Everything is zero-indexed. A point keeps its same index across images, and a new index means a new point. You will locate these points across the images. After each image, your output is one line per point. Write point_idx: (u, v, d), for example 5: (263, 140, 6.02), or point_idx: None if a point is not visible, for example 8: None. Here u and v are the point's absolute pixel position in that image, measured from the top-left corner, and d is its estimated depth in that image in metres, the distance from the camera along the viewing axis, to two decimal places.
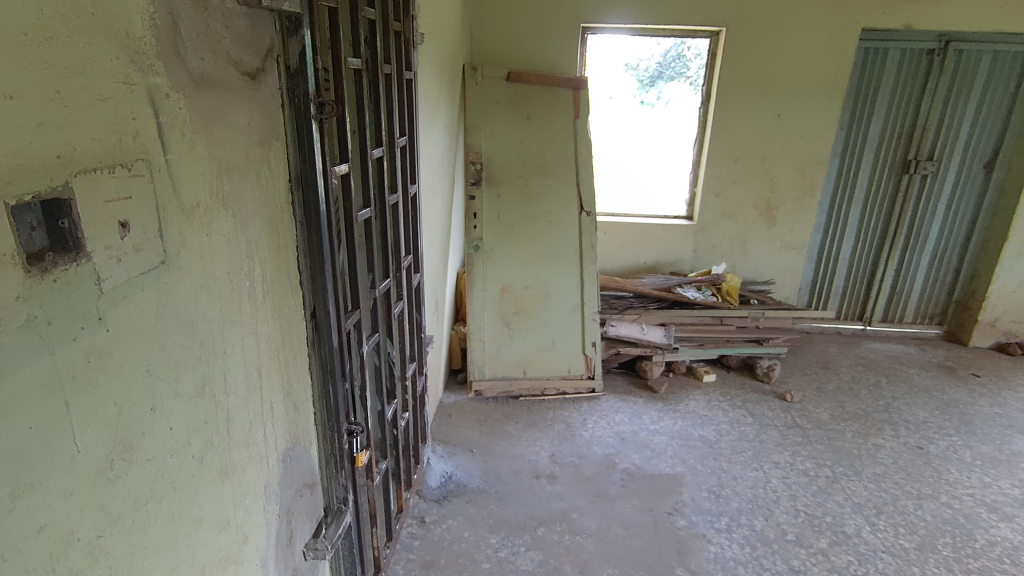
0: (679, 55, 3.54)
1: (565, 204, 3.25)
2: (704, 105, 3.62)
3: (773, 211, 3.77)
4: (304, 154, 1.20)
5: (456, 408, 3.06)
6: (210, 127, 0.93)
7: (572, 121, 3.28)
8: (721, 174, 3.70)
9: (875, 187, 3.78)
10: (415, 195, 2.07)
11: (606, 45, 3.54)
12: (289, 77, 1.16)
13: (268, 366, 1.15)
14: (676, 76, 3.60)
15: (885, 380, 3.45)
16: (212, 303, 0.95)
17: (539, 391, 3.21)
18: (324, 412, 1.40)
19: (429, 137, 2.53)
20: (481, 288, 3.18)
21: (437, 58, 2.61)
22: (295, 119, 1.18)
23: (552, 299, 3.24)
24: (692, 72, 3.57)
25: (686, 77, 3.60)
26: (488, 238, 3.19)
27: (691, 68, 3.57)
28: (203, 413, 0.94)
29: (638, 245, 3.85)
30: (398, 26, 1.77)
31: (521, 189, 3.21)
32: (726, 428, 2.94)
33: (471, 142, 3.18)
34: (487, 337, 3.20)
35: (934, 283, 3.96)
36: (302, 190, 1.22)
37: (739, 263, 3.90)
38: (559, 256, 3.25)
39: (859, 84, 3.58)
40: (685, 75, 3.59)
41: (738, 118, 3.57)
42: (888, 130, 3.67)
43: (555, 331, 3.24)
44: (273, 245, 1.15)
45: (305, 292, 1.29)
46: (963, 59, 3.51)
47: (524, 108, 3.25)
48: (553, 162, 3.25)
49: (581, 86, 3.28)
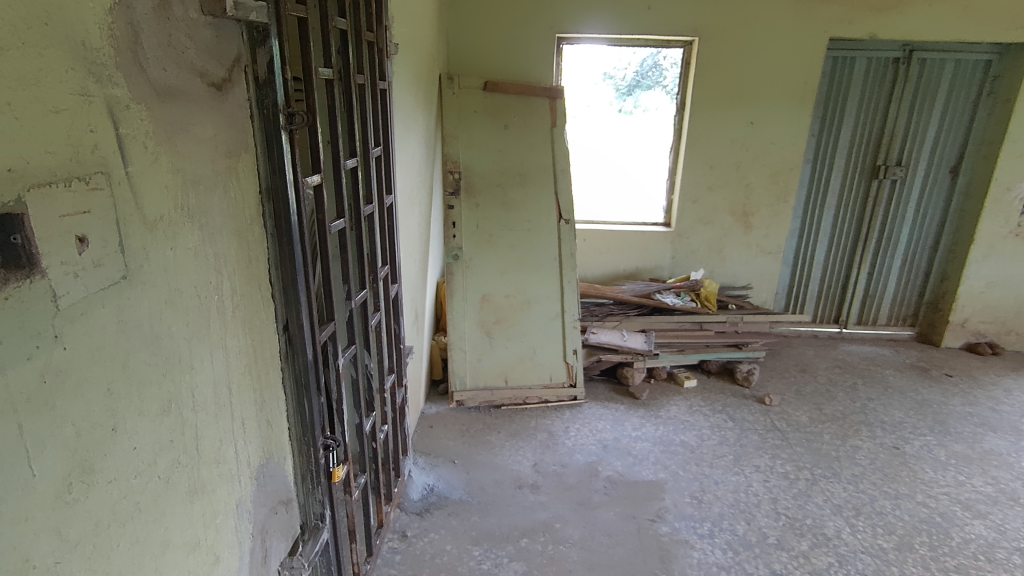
0: (655, 64, 3.60)
1: (544, 212, 3.26)
2: (680, 114, 3.67)
3: (749, 216, 3.83)
4: (274, 166, 1.19)
5: (437, 419, 3.03)
6: (174, 138, 0.91)
7: (549, 130, 3.30)
8: (698, 180, 3.74)
9: (847, 192, 3.86)
10: (391, 206, 2.05)
11: (583, 54, 3.57)
12: (258, 88, 1.14)
13: (239, 381, 1.13)
14: (653, 85, 3.65)
15: (861, 381, 3.51)
16: (178, 319, 0.93)
17: (521, 400, 3.20)
18: (298, 427, 1.37)
19: (406, 147, 2.52)
20: (461, 297, 3.16)
21: (413, 68, 2.61)
22: (265, 130, 1.17)
23: (532, 307, 3.24)
24: (668, 81, 3.63)
25: (663, 86, 3.65)
26: (467, 247, 3.18)
27: (667, 77, 3.62)
28: (169, 432, 0.91)
29: (617, 252, 3.88)
30: (371, 36, 1.76)
31: (499, 198, 3.22)
32: (708, 433, 2.96)
33: (449, 152, 3.18)
34: (467, 347, 3.18)
35: (906, 286, 4.05)
36: (273, 202, 1.21)
37: (717, 269, 3.95)
38: (538, 264, 3.25)
39: (828, 92, 3.67)
40: (662, 84, 3.64)
41: (713, 126, 3.63)
42: (857, 137, 3.76)
43: (536, 339, 3.24)
44: (243, 258, 1.13)
45: (277, 305, 1.27)
46: (927, 67, 3.62)
47: (501, 118, 3.26)
48: (531, 171, 3.26)
49: (557, 96, 3.31)
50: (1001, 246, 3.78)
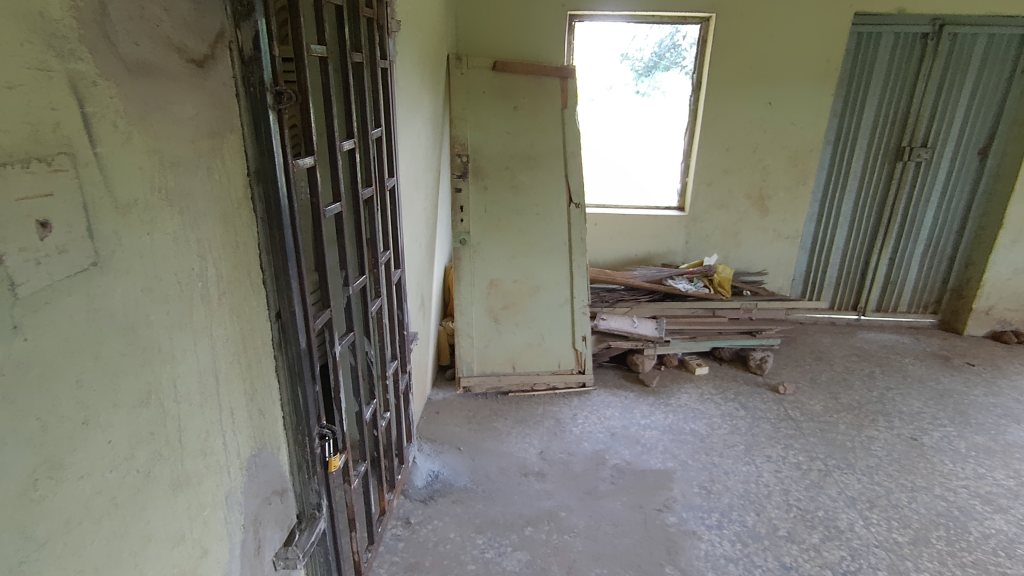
0: (674, 45, 3.48)
1: (554, 196, 3.19)
2: (695, 94, 3.55)
3: (766, 200, 3.71)
4: (262, 147, 1.14)
5: (444, 405, 3.01)
6: (148, 117, 0.86)
7: (560, 111, 3.21)
8: (713, 163, 3.63)
9: (869, 174, 3.73)
10: (393, 189, 2.00)
11: (595, 32, 3.46)
12: (243, 65, 1.08)
13: (227, 370, 1.10)
14: (672, 65, 3.52)
15: (879, 370, 3.41)
16: (158, 307, 0.90)
17: (529, 386, 3.17)
18: (292, 416, 1.34)
19: (411, 129, 2.46)
20: (468, 282, 3.12)
21: (419, 47, 2.54)
22: (252, 108, 1.11)
23: (541, 292, 3.19)
24: (687, 62, 3.51)
25: (682, 67, 3.53)
26: (475, 232, 3.12)
27: (686, 59, 3.51)
28: (148, 424, 0.88)
29: (629, 236, 3.80)
30: (370, 13, 1.69)
31: (508, 181, 3.15)
32: (719, 422, 2.90)
33: (457, 135, 3.11)
34: (475, 332, 3.14)
35: (928, 272, 3.92)
36: (262, 184, 1.16)
37: (732, 254, 3.85)
38: (547, 249, 3.19)
39: (852, 70, 3.52)
40: (680, 65, 3.52)
41: (730, 107, 3.51)
42: (881, 117, 3.61)
43: (545, 326, 3.19)
44: (229, 243, 1.08)
45: (268, 290, 1.23)
46: (958, 43, 3.45)
47: (510, 98, 3.18)
48: (541, 153, 3.19)
49: (569, 75, 3.22)
50: None
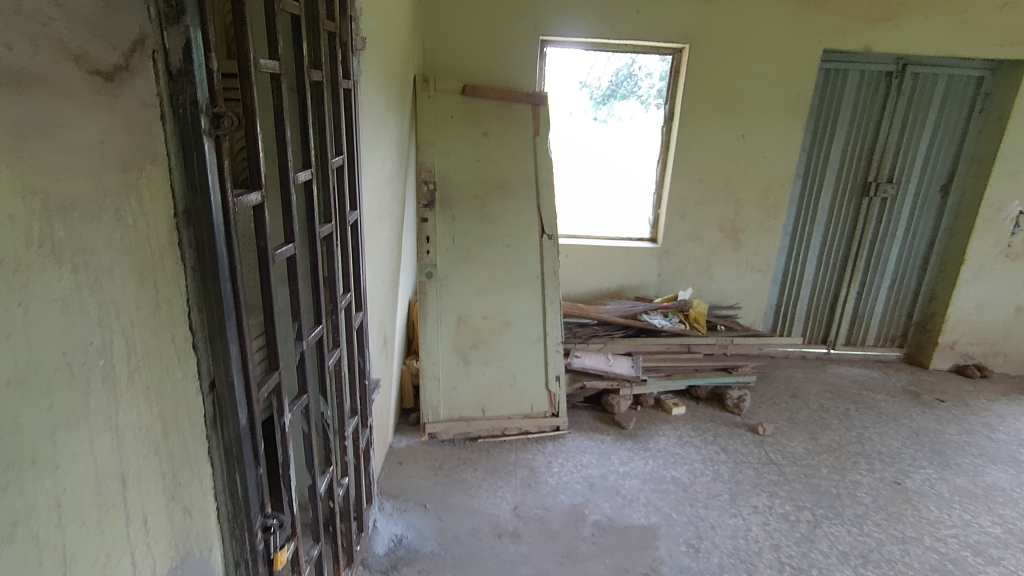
0: (630, 74, 3.42)
1: (526, 226, 3.03)
2: (668, 125, 3.49)
3: (738, 233, 3.66)
4: (194, 183, 0.91)
5: (407, 455, 2.76)
6: (27, 146, 0.63)
7: (532, 138, 3.07)
8: (687, 195, 3.56)
9: (837, 209, 3.73)
10: (355, 223, 1.78)
11: (565, 59, 3.35)
12: (171, 81, 0.86)
13: (140, 467, 0.85)
14: (628, 95, 3.46)
15: (854, 408, 3.36)
16: (34, 406, 0.65)
17: (499, 431, 2.94)
18: (229, 507, 1.10)
19: (376, 155, 2.26)
20: (434, 318, 2.90)
21: (385, 67, 2.35)
22: (181, 135, 0.88)
23: (512, 329, 3.00)
24: (643, 91, 3.46)
25: (638, 96, 3.47)
26: (442, 264, 2.92)
27: (642, 88, 3.46)
28: (14, 568, 0.63)
29: (601, 269, 3.67)
30: (332, 26, 1.49)
31: (477, 210, 2.97)
32: (700, 468, 2.75)
33: (423, 160, 2.91)
34: (441, 373, 2.91)
35: (894, 306, 3.94)
36: (194, 227, 0.93)
37: (705, 288, 3.77)
38: (518, 282, 3.01)
39: (820, 105, 3.53)
40: (637, 94, 3.47)
41: (702, 138, 3.46)
42: (848, 152, 3.63)
43: (517, 365, 2.99)
44: (147, 304, 0.85)
45: (200, 355, 0.99)
46: (920, 82, 3.52)
47: (480, 124, 3.02)
48: (512, 181, 3.03)
49: (541, 102, 3.09)
50: (991, 266, 3.69)
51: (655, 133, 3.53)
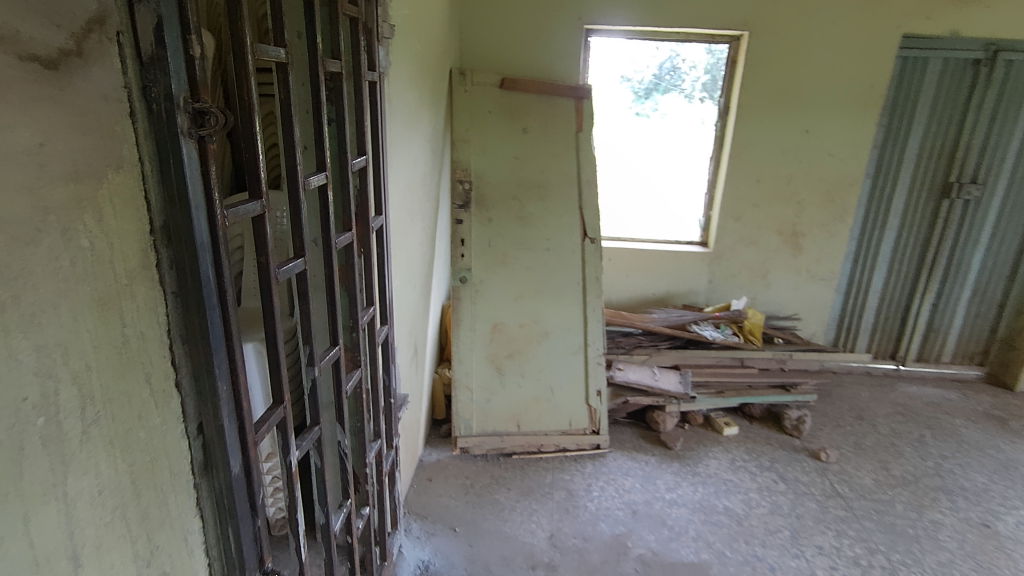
0: (674, 67, 3.17)
1: (566, 230, 2.83)
2: (723, 119, 3.22)
3: (799, 237, 3.36)
4: (172, 193, 0.75)
5: (437, 470, 2.61)
6: None
7: (574, 135, 2.86)
8: (742, 196, 3.28)
9: (912, 212, 3.37)
10: (379, 229, 1.63)
11: (609, 49, 3.13)
12: (141, 70, 0.70)
13: (99, 540, 0.70)
14: (671, 88, 3.21)
15: (929, 434, 3.02)
16: None
17: (535, 447, 2.76)
18: (223, 564, 0.95)
19: (407, 154, 2.11)
20: (468, 326, 2.73)
21: (418, 58, 2.18)
22: (156, 136, 0.73)
23: (549, 338, 2.80)
24: (687, 85, 3.20)
25: (682, 90, 3.21)
26: (477, 268, 2.75)
27: (687, 81, 3.20)
28: None
29: (646, 274, 3.43)
30: (354, 11, 1.33)
31: (515, 212, 2.79)
32: (756, 499, 2.50)
33: (459, 158, 2.75)
34: (474, 385, 2.74)
35: (975, 319, 3.55)
36: (173, 246, 0.78)
37: (760, 296, 3.48)
38: (558, 289, 2.81)
39: (895, 97, 3.18)
40: (680, 88, 3.21)
41: (762, 135, 3.17)
42: (927, 149, 3.27)
43: (555, 378, 2.80)
44: (109, 342, 0.70)
45: (184, 395, 0.83)
46: (1013, 71, 3.13)
47: (519, 119, 2.83)
48: (553, 182, 2.83)
49: (584, 95, 2.88)
50: None
51: (708, 128, 3.27)
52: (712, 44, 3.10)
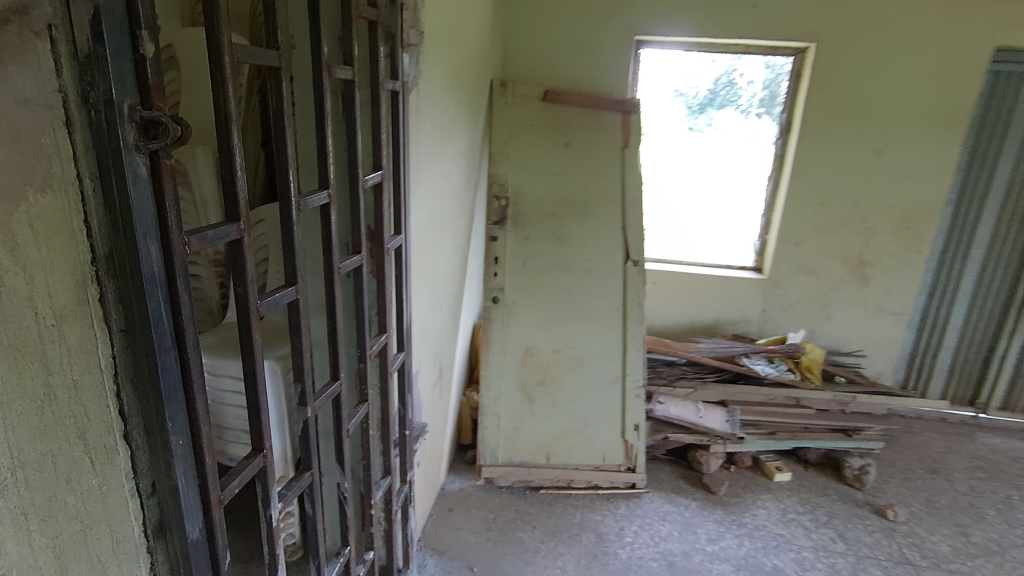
0: (730, 82, 2.96)
1: (607, 252, 2.65)
2: (784, 136, 2.97)
3: (866, 267, 3.06)
4: (116, 217, 0.64)
5: (459, 500, 2.45)
6: None
7: (620, 151, 2.68)
8: (803, 220, 3.02)
9: (999, 244, 2.99)
10: (398, 250, 1.51)
11: (662, 61, 2.95)
12: (79, 71, 0.59)
13: None
14: (727, 103, 3.00)
15: (1017, 496, 2.66)
16: None
17: (565, 483, 2.57)
18: None
19: (438, 168, 1.99)
20: (499, 349, 2.58)
21: (454, 68, 2.07)
22: (97, 150, 0.61)
23: (585, 366, 2.62)
24: (744, 100, 2.98)
25: (737, 105, 3.00)
26: (511, 289, 2.60)
27: (744, 96, 2.97)
28: None
29: (693, 299, 3.20)
30: (372, 13, 1.24)
31: (553, 230, 2.63)
32: (811, 559, 2.23)
33: (496, 173, 2.61)
34: (502, 412, 2.58)
35: None
36: (119, 279, 0.65)
37: (820, 329, 3.18)
38: (596, 314, 2.63)
39: (983, 115, 2.84)
40: (736, 104, 2.99)
41: (828, 154, 2.90)
42: (1020, 173, 2.90)
43: (589, 409, 2.61)
44: (24, 395, 0.58)
45: (133, 451, 0.71)
46: None
47: (561, 134, 2.67)
48: (595, 200, 2.66)
49: (632, 109, 2.69)
50: None
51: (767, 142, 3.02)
52: (770, 57, 2.88)
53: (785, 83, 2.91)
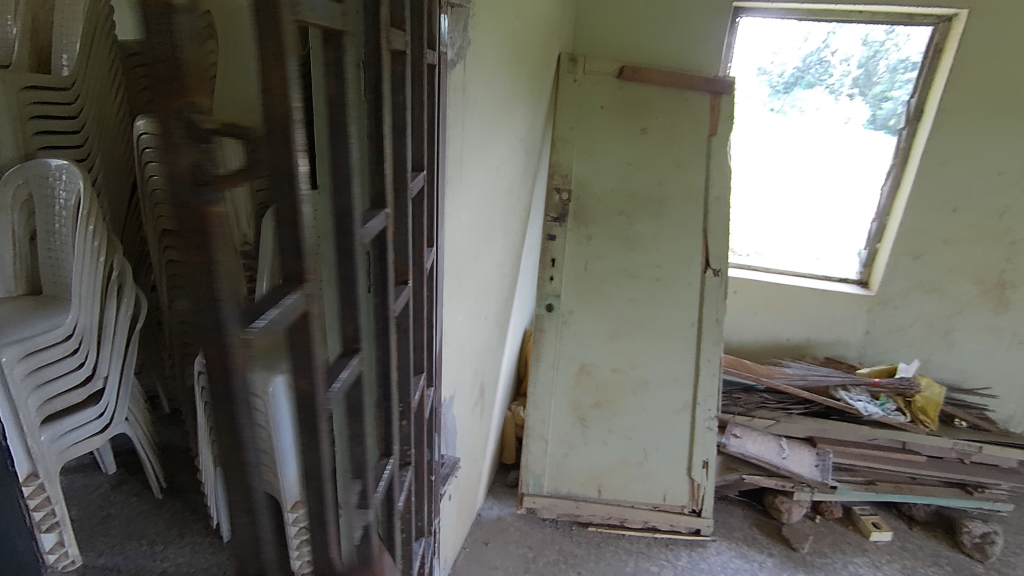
0: (821, 60, 2.51)
1: (682, 258, 2.26)
2: (910, 128, 2.46)
3: (1005, 289, 2.51)
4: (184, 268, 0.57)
5: (496, 532, 2.19)
6: None
7: (706, 139, 2.27)
8: (929, 228, 2.50)
9: None
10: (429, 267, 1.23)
11: (760, 32, 2.48)
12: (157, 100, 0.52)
13: None
14: (816, 82, 2.55)
15: None
16: None
17: (616, 520, 2.26)
18: None
19: (488, 158, 1.68)
20: (551, 364, 2.27)
21: (515, 36, 1.73)
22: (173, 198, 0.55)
23: (647, 390, 2.27)
24: (837, 80, 2.53)
25: (829, 86, 2.55)
26: (569, 295, 2.27)
27: (835, 76, 2.53)
28: None
29: (781, 315, 2.74)
30: None
31: (621, 230, 2.27)
32: None
33: (558, 161, 2.27)
34: (551, 436, 2.29)
35: None
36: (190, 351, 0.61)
37: (936, 359, 2.66)
38: (664, 330, 2.26)
39: None
40: (827, 84, 2.55)
41: (967, 150, 2.37)
42: None
43: (650, 439, 2.27)
44: None
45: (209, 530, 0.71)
46: None
47: (637, 117, 2.28)
48: (672, 196, 2.27)
49: (724, 90, 2.26)
50: None
51: (858, 129, 2.58)
52: (870, 31, 2.42)
53: (884, 61, 2.44)
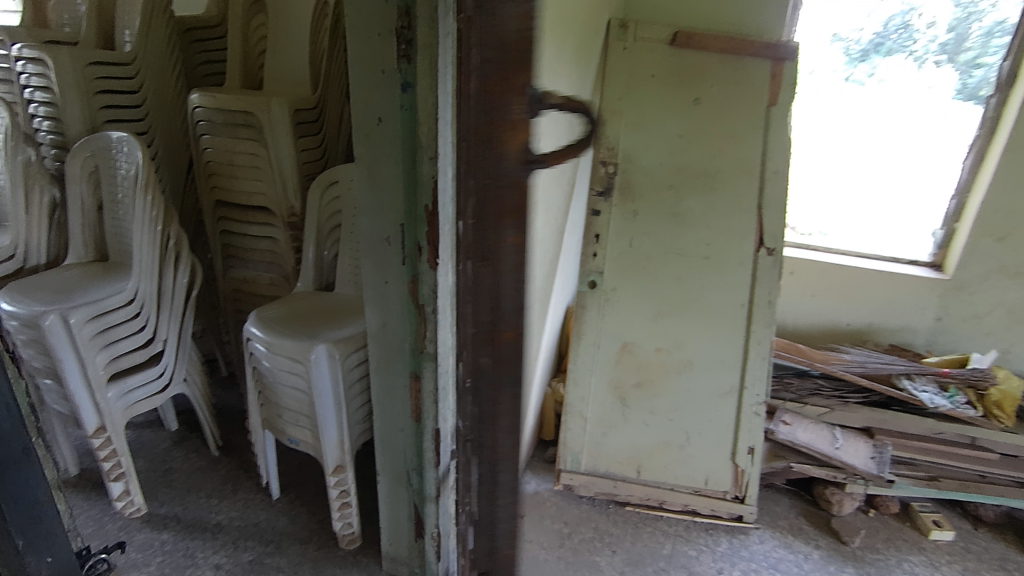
0: (905, 24, 2.31)
1: (735, 237, 2.15)
2: (999, 95, 2.24)
3: None
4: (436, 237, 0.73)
5: (533, 506, 2.21)
6: None
7: (765, 110, 2.12)
8: (1017, 207, 2.27)
9: None
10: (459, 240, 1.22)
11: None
12: None
13: None
14: (896, 49, 2.36)
15: None
16: None
17: (654, 502, 2.23)
18: None
19: None
20: (592, 341, 2.23)
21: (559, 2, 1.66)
22: None
23: (691, 371, 2.20)
24: (922, 46, 2.33)
25: (911, 52, 2.35)
26: (612, 272, 2.21)
27: (920, 42, 2.33)
28: None
29: (841, 298, 2.58)
30: None
31: (668, 206, 2.18)
32: None
33: (605, 134, 2.19)
34: (590, 414, 2.26)
35: None
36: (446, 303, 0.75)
37: (1017, 351, 2.44)
38: (712, 311, 2.18)
39: None
40: (909, 50, 2.35)
41: None
42: None
43: (692, 422, 2.20)
44: None
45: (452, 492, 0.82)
46: None
47: (690, 86, 2.15)
48: (724, 170, 2.15)
49: (787, 56, 2.08)
50: None
51: (941, 99, 2.36)
52: None
53: (977, 24, 2.23)
